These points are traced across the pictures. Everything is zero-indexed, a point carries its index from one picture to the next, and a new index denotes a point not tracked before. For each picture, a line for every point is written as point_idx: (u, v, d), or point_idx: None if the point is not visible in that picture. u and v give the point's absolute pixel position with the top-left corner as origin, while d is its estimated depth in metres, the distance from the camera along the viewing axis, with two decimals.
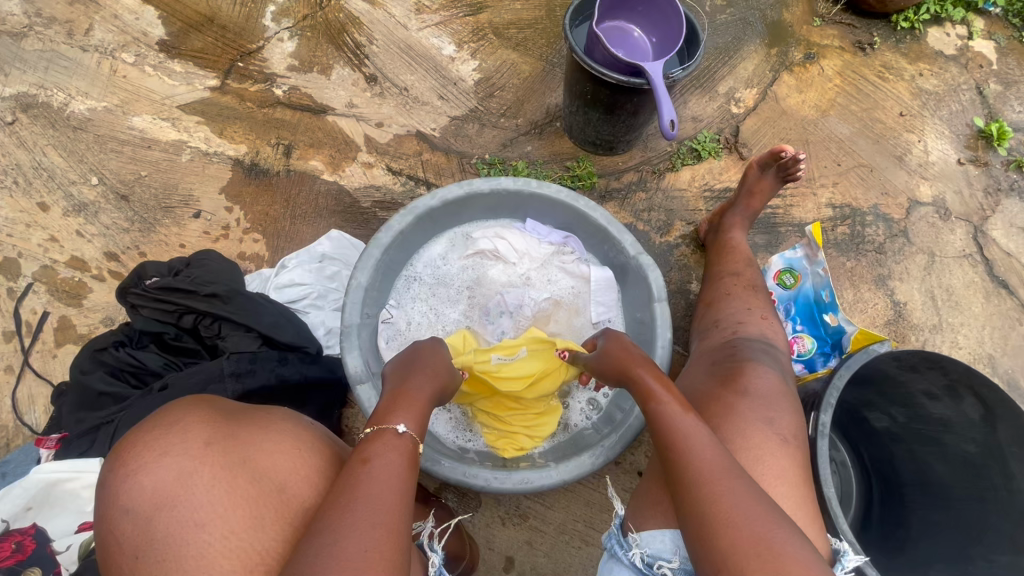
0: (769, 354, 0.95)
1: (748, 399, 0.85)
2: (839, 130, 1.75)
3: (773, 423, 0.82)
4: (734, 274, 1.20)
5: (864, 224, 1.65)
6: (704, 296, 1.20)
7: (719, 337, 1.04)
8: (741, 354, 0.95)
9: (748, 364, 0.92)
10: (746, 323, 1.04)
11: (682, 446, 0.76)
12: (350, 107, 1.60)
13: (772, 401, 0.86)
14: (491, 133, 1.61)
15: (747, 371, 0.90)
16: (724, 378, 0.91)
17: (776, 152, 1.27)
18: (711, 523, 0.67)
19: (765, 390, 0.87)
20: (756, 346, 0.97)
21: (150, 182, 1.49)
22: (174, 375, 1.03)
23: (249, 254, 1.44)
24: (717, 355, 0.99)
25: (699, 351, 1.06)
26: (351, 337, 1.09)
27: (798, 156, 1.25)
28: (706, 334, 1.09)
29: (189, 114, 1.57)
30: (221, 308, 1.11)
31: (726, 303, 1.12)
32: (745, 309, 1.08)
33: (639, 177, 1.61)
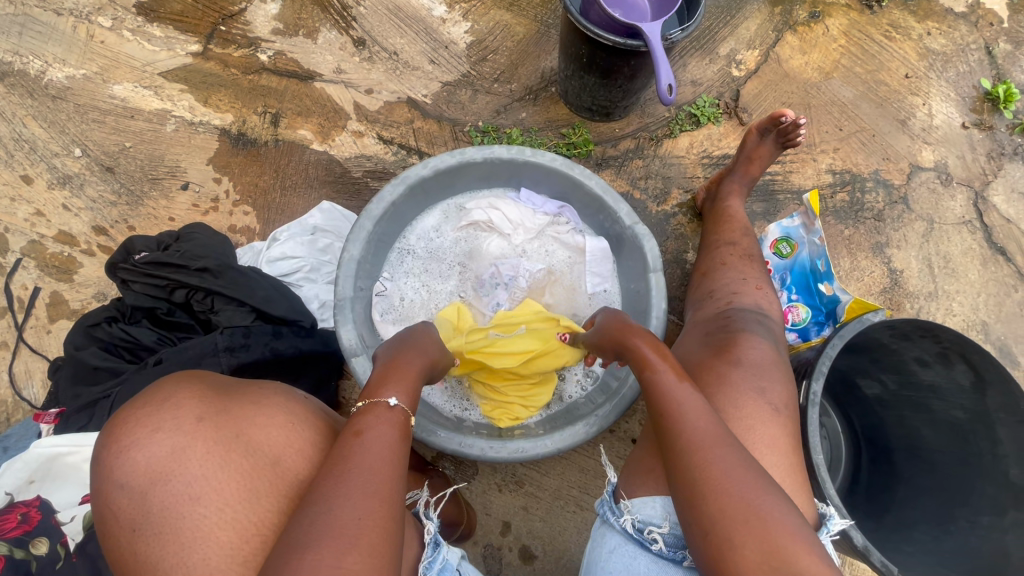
0: (763, 326, 0.96)
1: (740, 369, 0.86)
2: (843, 93, 1.70)
3: (765, 392, 0.83)
4: (731, 243, 1.19)
5: (864, 190, 1.63)
6: (700, 266, 1.19)
7: (713, 308, 1.04)
8: (735, 325, 0.95)
9: (742, 335, 0.92)
10: (742, 294, 1.04)
11: (674, 412, 0.76)
12: (338, 72, 1.54)
13: (764, 371, 0.86)
14: (484, 99, 1.56)
15: (740, 342, 0.90)
16: (717, 348, 0.91)
17: (776, 117, 1.23)
18: (700, 486, 0.68)
19: (758, 361, 0.88)
20: (750, 317, 0.97)
21: (136, 154, 1.45)
22: (168, 350, 1.03)
23: (240, 227, 1.42)
24: (712, 325, 0.99)
25: (693, 322, 1.07)
26: (344, 310, 1.08)
27: (798, 120, 1.21)
28: (700, 305, 1.10)
29: (172, 82, 1.52)
30: (212, 283, 1.10)
31: (722, 272, 1.11)
32: (740, 279, 1.07)
33: (636, 144, 1.58)
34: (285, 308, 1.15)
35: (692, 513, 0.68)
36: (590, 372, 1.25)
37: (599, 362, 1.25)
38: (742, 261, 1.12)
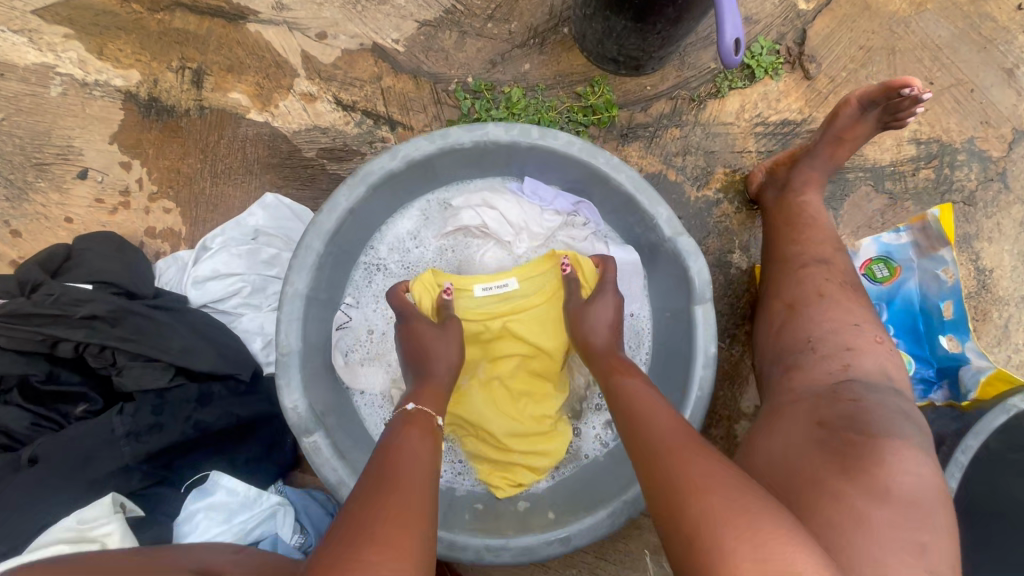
0: (907, 426, 0.69)
1: (886, 507, 0.60)
2: (938, 33, 1.31)
3: (925, 553, 0.57)
4: (820, 266, 0.91)
5: (954, 165, 1.29)
6: (782, 292, 0.92)
7: (822, 375, 0.77)
8: (871, 423, 0.68)
9: (885, 443, 0.66)
10: (859, 351, 0.78)
11: (643, 423, 0.65)
12: (276, 8, 1.14)
13: (919, 512, 0.60)
14: (475, 46, 1.18)
15: (879, 455, 0.64)
16: (840, 455, 0.66)
17: (892, 87, 1.00)
18: (676, 488, 0.53)
19: (908, 495, 0.61)
20: (890, 409, 0.71)
21: (13, 130, 1.10)
22: (46, 441, 0.78)
23: (161, 230, 1.10)
24: (828, 413, 0.72)
25: (784, 391, 0.80)
26: (288, 371, 0.81)
27: (921, 95, 1.00)
28: (795, 361, 0.82)
29: (51, 24, 1.12)
30: (105, 338, 0.82)
31: (818, 310, 0.85)
32: (851, 326, 0.81)
33: (673, 106, 1.22)
34: (213, 361, 0.87)
35: (675, 528, 0.50)
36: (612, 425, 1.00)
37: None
38: (843, 291, 0.87)
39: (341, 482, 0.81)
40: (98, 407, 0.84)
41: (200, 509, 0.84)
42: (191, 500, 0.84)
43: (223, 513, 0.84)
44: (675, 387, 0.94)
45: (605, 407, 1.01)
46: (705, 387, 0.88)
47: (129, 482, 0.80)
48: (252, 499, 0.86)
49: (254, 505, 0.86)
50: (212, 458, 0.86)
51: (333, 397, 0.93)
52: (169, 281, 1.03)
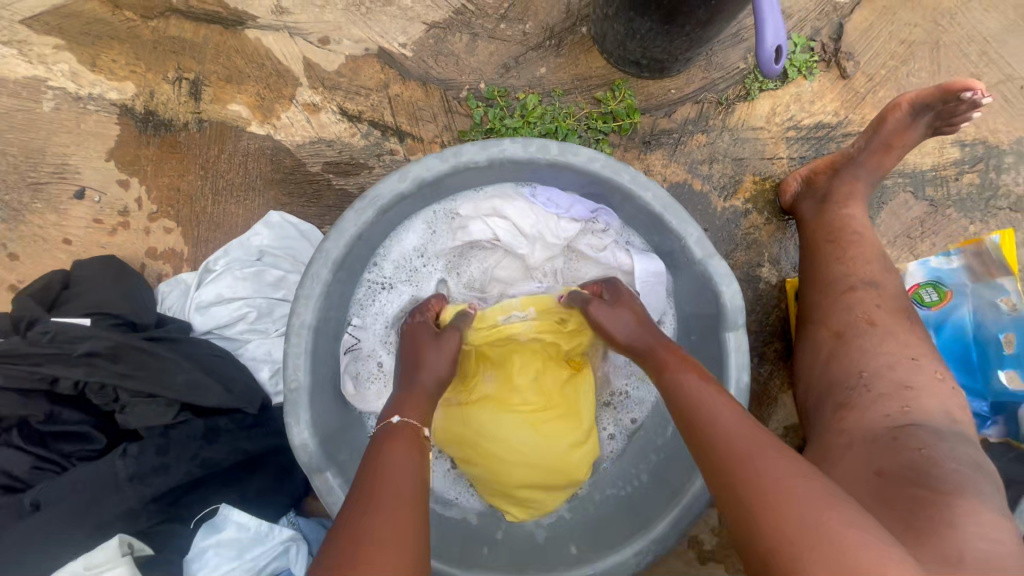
0: (985, 482, 0.62)
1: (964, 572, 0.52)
2: (984, 25, 1.20)
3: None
4: (870, 286, 0.86)
5: (1000, 168, 1.20)
6: (828, 319, 0.86)
7: (879, 416, 0.71)
8: (942, 477, 0.61)
9: (957, 500, 0.59)
10: (920, 390, 0.72)
11: (706, 421, 0.61)
12: (277, 13, 1.08)
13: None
14: (487, 49, 1.10)
15: (950, 514, 0.57)
16: (906, 513, 0.59)
17: (949, 90, 0.92)
18: (745, 514, 0.51)
19: (993, 560, 0.53)
20: (962, 459, 0.64)
21: (5, 148, 1.05)
22: (47, 487, 0.74)
23: (162, 251, 1.05)
24: (886, 462, 0.66)
25: (834, 431, 0.74)
26: (295, 409, 0.77)
27: (981, 100, 0.91)
28: (847, 398, 0.76)
29: (41, 34, 1.06)
30: (106, 375, 0.78)
31: (870, 341, 0.80)
32: (909, 361, 0.76)
33: (699, 111, 1.14)
34: (217, 395, 0.83)
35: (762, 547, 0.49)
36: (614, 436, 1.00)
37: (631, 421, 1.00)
38: (894, 318, 0.82)
39: None
40: (99, 446, 0.79)
41: (210, 546, 0.81)
42: (199, 537, 0.82)
43: (233, 549, 0.82)
44: None
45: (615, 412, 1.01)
46: None
47: (135, 522, 0.77)
48: (263, 533, 0.84)
49: (265, 542, 0.84)
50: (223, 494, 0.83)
51: (343, 429, 0.89)
52: (171, 306, 0.99)
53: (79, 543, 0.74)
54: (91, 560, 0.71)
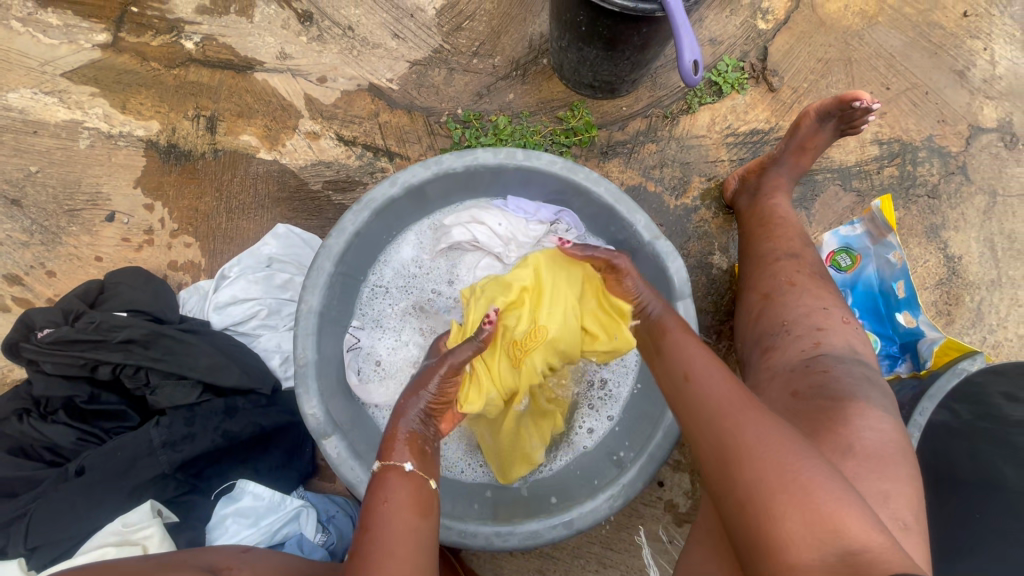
0: (873, 389, 0.76)
1: (854, 460, 0.67)
2: (889, 42, 1.39)
3: (889, 500, 0.64)
4: (793, 257, 1.01)
5: (916, 161, 1.37)
6: (758, 285, 1.01)
7: (795, 352, 0.84)
8: (840, 388, 0.75)
9: (850, 403, 0.72)
10: (828, 330, 0.86)
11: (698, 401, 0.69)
12: (282, 58, 1.26)
13: (883, 463, 0.67)
14: (462, 80, 1.28)
15: (845, 416, 0.70)
16: (814, 420, 0.72)
17: (846, 101, 1.09)
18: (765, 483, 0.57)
19: (875, 446, 0.68)
20: (856, 374, 0.77)
21: (45, 180, 1.21)
22: (91, 454, 0.85)
23: (182, 263, 1.21)
24: (798, 383, 0.79)
25: (763, 370, 0.87)
26: (306, 381, 0.89)
27: (871, 107, 1.08)
28: (772, 343, 0.90)
29: (79, 84, 1.24)
30: (141, 358, 0.90)
31: (794, 298, 0.93)
32: (821, 309, 0.90)
33: (648, 124, 1.32)
34: (236, 376, 0.94)
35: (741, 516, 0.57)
36: (592, 430, 1.07)
37: (608, 417, 1.07)
38: (815, 282, 0.96)
39: (358, 482, 0.87)
40: (133, 423, 0.92)
41: (229, 514, 0.90)
42: (220, 506, 0.91)
43: (250, 517, 0.91)
44: None
45: (595, 411, 1.08)
46: None
47: (164, 490, 0.87)
48: (277, 503, 0.93)
49: (278, 509, 0.93)
50: (239, 465, 0.93)
51: (348, 407, 1.00)
52: (191, 309, 1.12)
53: (116, 506, 0.84)
54: (128, 519, 0.81)
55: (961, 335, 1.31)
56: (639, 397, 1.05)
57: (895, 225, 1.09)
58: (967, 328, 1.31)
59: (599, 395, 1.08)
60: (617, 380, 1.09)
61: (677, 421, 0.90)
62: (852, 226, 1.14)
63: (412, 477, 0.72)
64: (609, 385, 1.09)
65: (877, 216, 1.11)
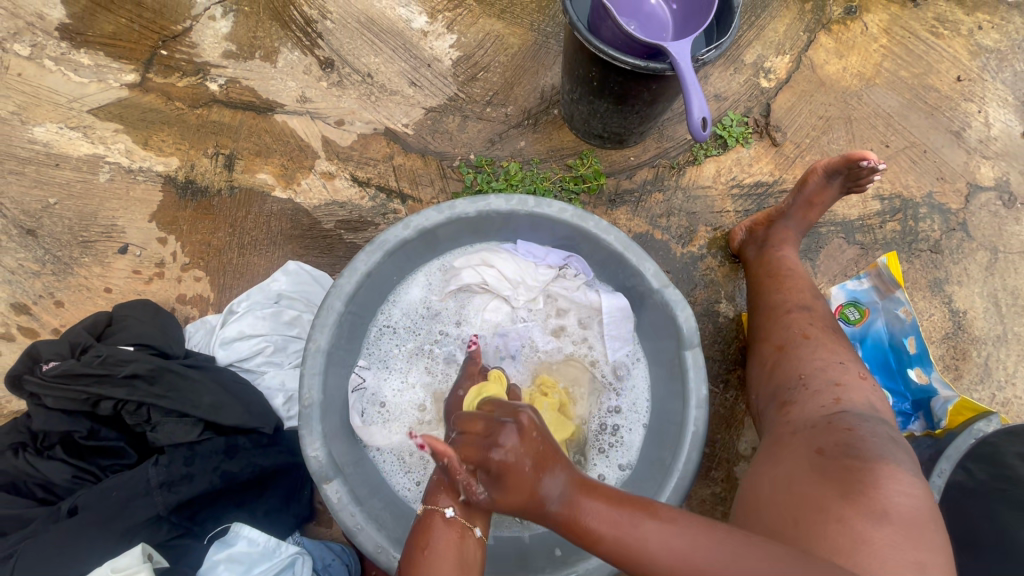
0: (899, 452, 0.74)
1: (885, 526, 0.63)
2: (887, 103, 1.45)
3: (925, 571, 0.60)
4: (801, 308, 1.02)
5: (917, 217, 1.40)
6: (770, 336, 1.01)
7: (815, 408, 0.84)
8: (866, 449, 0.73)
9: (879, 466, 0.70)
10: (846, 386, 0.86)
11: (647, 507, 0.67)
12: (302, 101, 1.31)
13: (917, 531, 0.64)
14: (475, 127, 1.32)
15: (874, 477, 0.68)
16: (841, 480, 0.70)
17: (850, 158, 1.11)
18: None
19: (905, 511, 0.65)
20: (882, 435, 0.76)
21: (62, 212, 1.23)
22: (86, 493, 0.83)
23: (190, 297, 1.21)
24: (822, 441, 0.77)
25: (782, 424, 0.87)
26: (310, 423, 0.87)
27: (876, 166, 1.10)
28: (790, 397, 0.89)
29: (104, 121, 1.28)
30: (145, 393, 0.89)
31: (807, 350, 0.94)
32: (836, 364, 0.90)
33: (655, 173, 1.35)
34: (240, 415, 0.93)
35: None
36: (603, 478, 1.05)
37: (620, 465, 1.06)
38: (824, 334, 0.96)
39: (358, 529, 0.85)
40: (131, 460, 0.90)
41: (221, 560, 0.86)
42: (212, 551, 0.87)
43: (243, 565, 0.86)
44: (672, 436, 0.96)
45: (606, 457, 1.06)
46: (700, 426, 0.91)
47: (157, 533, 0.84)
48: (271, 550, 0.89)
49: (272, 556, 0.89)
50: (235, 509, 0.90)
51: (352, 450, 0.98)
52: (197, 343, 1.12)
53: (105, 550, 0.81)
54: (117, 564, 0.77)
55: (970, 390, 1.30)
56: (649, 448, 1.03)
57: (903, 281, 1.12)
58: (976, 383, 1.30)
59: (608, 440, 1.07)
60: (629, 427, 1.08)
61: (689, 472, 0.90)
62: (860, 280, 1.17)
63: (456, 524, 0.70)
64: (619, 431, 1.08)
65: (885, 272, 1.13)
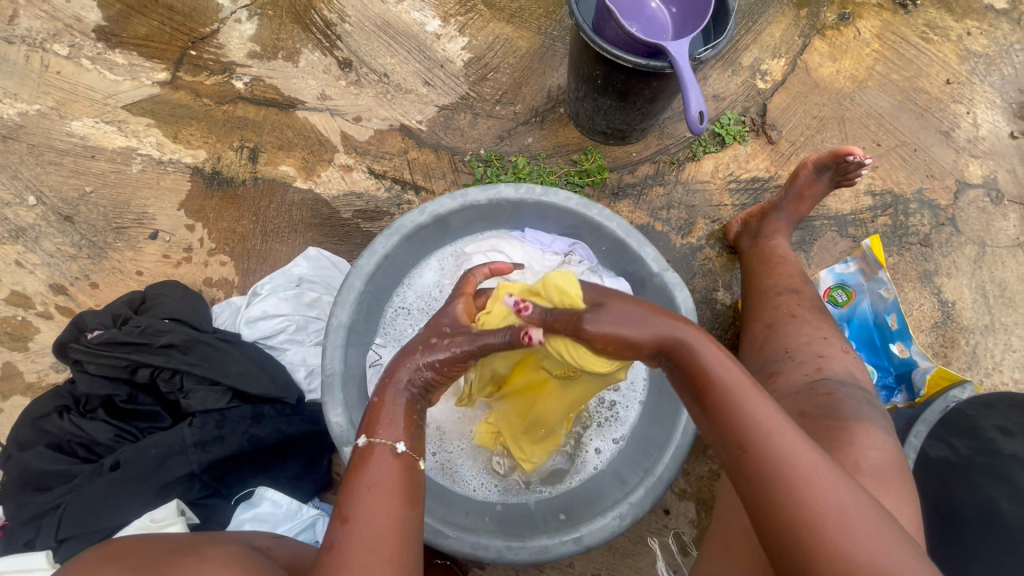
0: (874, 413, 0.82)
1: (859, 476, 0.72)
2: (879, 104, 1.52)
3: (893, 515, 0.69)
4: (792, 291, 1.08)
5: (907, 213, 1.46)
6: (762, 316, 1.07)
7: (800, 376, 0.90)
8: (844, 409, 0.81)
9: (855, 424, 0.78)
10: (829, 357, 0.92)
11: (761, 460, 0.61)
12: (322, 99, 1.39)
13: (887, 481, 0.72)
14: (485, 124, 1.40)
15: (850, 434, 0.76)
16: (822, 438, 0.77)
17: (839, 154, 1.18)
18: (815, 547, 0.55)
19: (878, 461, 0.74)
20: (858, 398, 0.84)
21: (97, 200, 1.31)
22: (126, 450, 0.90)
23: (216, 280, 1.29)
24: (805, 403, 0.84)
25: (769, 391, 0.93)
26: (332, 391, 0.93)
27: (863, 161, 1.17)
28: (777, 368, 0.95)
29: (137, 116, 1.36)
30: (180, 360, 0.96)
31: (793, 328, 0.99)
32: (821, 338, 0.95)
33: (656, 169, 1.42)
34: (266, 384, 0.99)
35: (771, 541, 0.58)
36: (600, 451, 1.10)
37: (615, 439, 1.11)
38: (813, 314, 1.02)
39: None
40: (165, 424, 0.96)
41: (247, 519, 0.92)
42: (239, 511, 0.94)
43: (268, 523, 0.93)
44: (669, 409, 1.02)
45: (603, 431, 1.11)
46: None
47: (190, 491, 0.91)
48: (294, 511, 0.95)
49: (295, 517, 0.95)
50: (260, 473, 0.97)
51: None
52: (223, 322, 1.19)
53: (143, 503, 0.87)
54: (155, 514, 0.84)
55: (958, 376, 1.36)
56: (645, 423, 1.09)
57: (885, 262, 1.17)
58: (964, 370, 1.36)
59: (605, 414, 1.12)
60: (625, 403, 1.13)
61: (685, 444, 0.94)
62: (846, 264, 1.22)
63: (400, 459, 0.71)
64: (616, 407, 1.12)
65: (867, 254, 1.19)
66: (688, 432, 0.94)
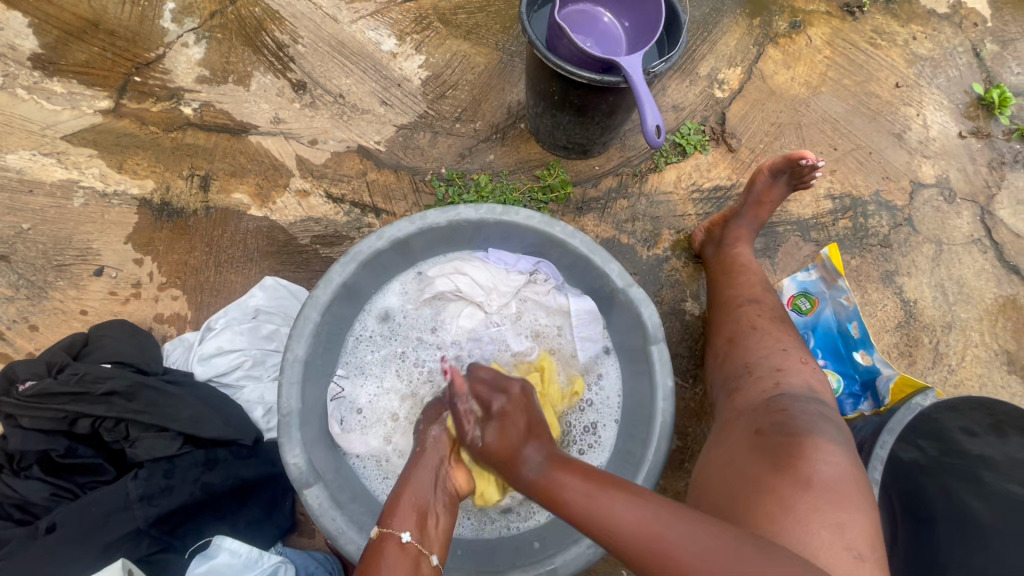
0: (828, 425, 0.81)
1: (810, 492, 0.70)
2: (833, 109, 1.55)
3: (844, 530, 0.66)
4: (753, 300, 1.09)
5: (866, 214, 1.48)
6: (723, 330, 1.08)
7: (758, 393, 0.91)
8: (798, 426, 0.80)
9: (807, 439, 0.77)
10: (786, 371, 0.93)
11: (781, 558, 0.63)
12: (275, 122, 1.35)
13: (840, 495, 0.70)
14: (446, 142, 1.38)
15: (804, 451, 0.75)
16: (776, 456, 0.76)
17: (793, 159, 1.17)
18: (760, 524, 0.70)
19: (833, 479, 0.72)
20: (811, 412, 0.83)
21: (36, 237, 1.24)
22: (63, 510, 0.84)
23: (168, 316, 1.23)
24: (761, 421, 0.84)
25: (730, 410, 0.93)
26: (289, 432, 0.89)
27: (816, 164, 1.17)
28: (736, 385, 0.97)
29: (78, 146, 1.30)
30: (123, 408, 0.90)
31: (753, 341, 1.01)
32: (779, 350, 0.97)
33: (619, 181, 1.42)
34: (219, 427, 0.94)
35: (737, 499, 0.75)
36: None
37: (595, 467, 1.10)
38: (772, 323, 1.03)
39: (339, 532, 0.87)
40: (109, 477, 0.91)
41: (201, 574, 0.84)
42: (193, 565, 0.86)
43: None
44: (641, 429, 1.00)
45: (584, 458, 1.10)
46: (667, 416, 0.95)
47: (138, 547, 0.86)
48: (253, 560, 0.88)
49: (255, 566, 0.88)
50: (217, 522, 0.91)
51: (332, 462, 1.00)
52: (176, 360, 1.14)
53: (88, 563, 0.82)
54: None
55: (923, 375, 1.38)
56: (621, 442, 1.08)
57: (843, 271, 1.19)
58: (928, 368, 1.39)
59: (589, 441, 1.11)
60: (605, 424, 1.12)
61: (658, 464, 0.93)
62: (808, 272, 1.25)
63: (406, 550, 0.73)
64: (597, 429, 1.12)
65: (826, 264, 1.21)
66: (660, 453, 0.94)
